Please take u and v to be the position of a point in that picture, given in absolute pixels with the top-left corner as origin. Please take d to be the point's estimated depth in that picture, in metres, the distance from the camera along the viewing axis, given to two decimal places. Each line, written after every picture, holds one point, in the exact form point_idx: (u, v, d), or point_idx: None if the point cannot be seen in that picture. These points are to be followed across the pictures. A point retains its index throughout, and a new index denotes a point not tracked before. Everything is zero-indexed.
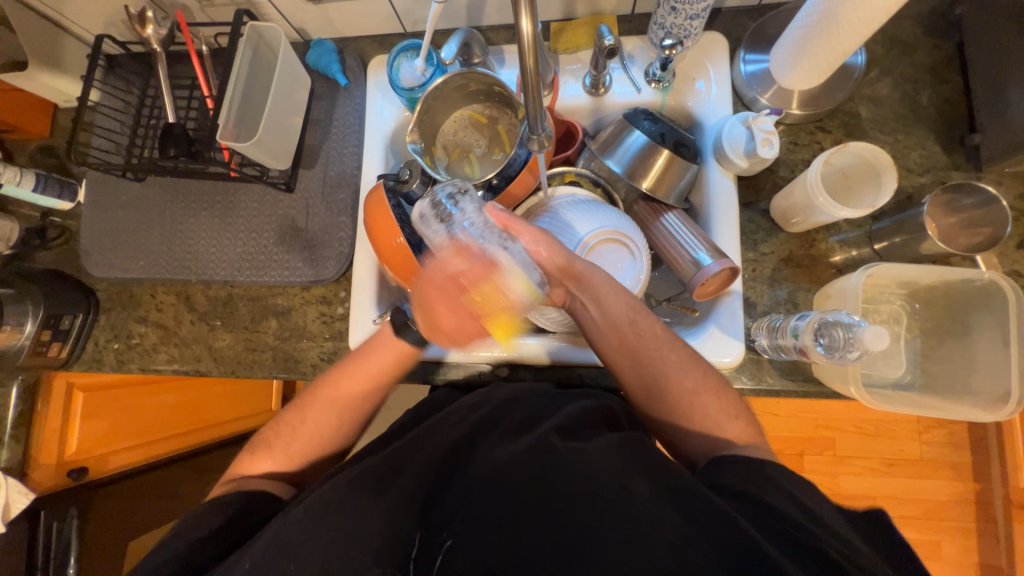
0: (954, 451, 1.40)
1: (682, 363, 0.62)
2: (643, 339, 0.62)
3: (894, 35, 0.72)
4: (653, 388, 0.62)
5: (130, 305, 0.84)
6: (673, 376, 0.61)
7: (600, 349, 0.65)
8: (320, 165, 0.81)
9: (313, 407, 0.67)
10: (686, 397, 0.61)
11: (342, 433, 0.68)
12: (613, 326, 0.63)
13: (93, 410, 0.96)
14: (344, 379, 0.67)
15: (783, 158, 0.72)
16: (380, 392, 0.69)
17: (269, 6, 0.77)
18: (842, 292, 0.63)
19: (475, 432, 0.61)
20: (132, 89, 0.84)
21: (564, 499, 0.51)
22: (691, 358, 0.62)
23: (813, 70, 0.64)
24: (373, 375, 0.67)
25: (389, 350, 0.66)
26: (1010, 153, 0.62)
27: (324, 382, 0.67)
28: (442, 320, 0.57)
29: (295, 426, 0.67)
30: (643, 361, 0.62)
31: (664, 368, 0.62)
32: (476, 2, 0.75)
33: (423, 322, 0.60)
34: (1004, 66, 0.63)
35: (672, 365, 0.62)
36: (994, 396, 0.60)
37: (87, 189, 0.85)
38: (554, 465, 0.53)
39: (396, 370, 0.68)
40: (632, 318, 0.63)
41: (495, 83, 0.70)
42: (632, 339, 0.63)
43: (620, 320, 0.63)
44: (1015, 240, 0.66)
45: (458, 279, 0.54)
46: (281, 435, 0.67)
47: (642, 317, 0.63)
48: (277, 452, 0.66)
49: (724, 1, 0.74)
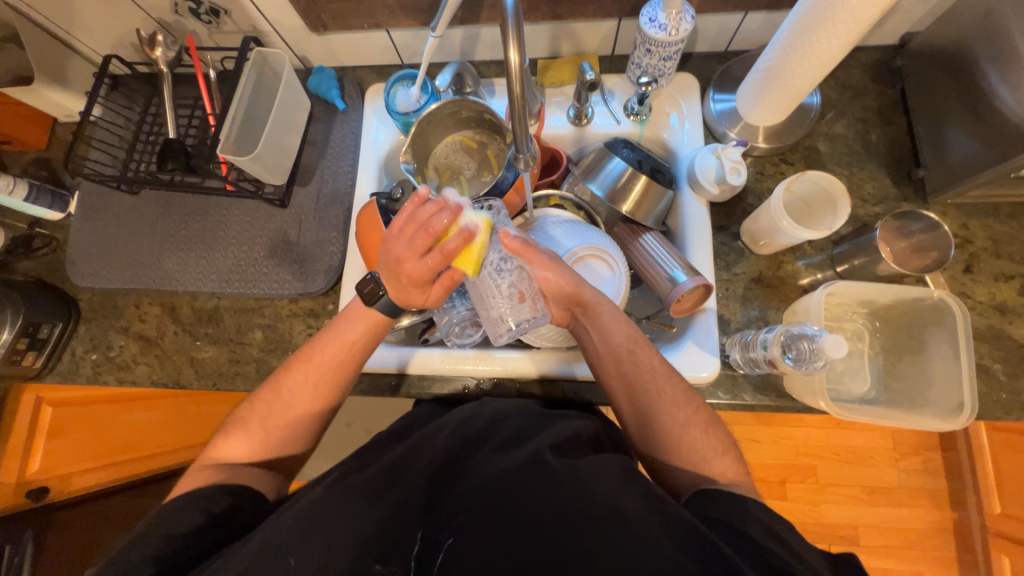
0: (930, 479, 1.42)
1: (676, 397, 0.62)
2: (640, 370, 0.63)
3: (846, 81, 0.80)
4: (646, 424, 0.62)
5: (112, 315, 0.83)
6: (665, 408, 0.61)
7: (599, 376, 0.66)
8: (314, 183, 0.84)
9: (289, 379, 0.65)
10: (675, 426, 0.60)
11: (313, 413, 0.66)
12: (613, 354, 0.64)
13: (65, 427, 0.96)
14: (319, 349, 0.66)
15: (751, 187, 0.78)
16: (358, 364, 0.67)
17: (275, 35, 0.82)
18: (806, 309, 0.68)
19: (465, 446, 0.60)
20: (134, 106, 0.87)
21: (553, 514, 0.50)
22: (685, 393, 0.62)
23: (773, 108, 0.70)
24: (349, 345, 0.66)
25: (369, 324, 0.65)
26: (952, 185, 0.69)
27: (299, 355, 0.66)
28: (405, 265, 0.54)
29: (264, 394, 0.65)
30: (639, 391, 0.63)
31: (657, 400, 0.62)
32: (469, 39, 0.81)
33: (390, 280, 0.58)
34: (939, 111, 0.71)
35: (665, 398, 0.62)
36: (950, 407, 0.64)
37: (79, 201, 0.86)
38: (545, 480, 0.53)
39: (371, 344, 0.67)
40: (632, 344, 0.64)
41: (486, 110, 0.75)
42: (629, 367, 0.64)
43: (619, 349, 0.64)
44: (961, 265, 0.71)
45: (427, 223, 0.52)
46: (255, 411, 0.65)
47: (641, 348, 0.64)
48: (250, 427, 0.64)
49: (694, 47, 0.82)
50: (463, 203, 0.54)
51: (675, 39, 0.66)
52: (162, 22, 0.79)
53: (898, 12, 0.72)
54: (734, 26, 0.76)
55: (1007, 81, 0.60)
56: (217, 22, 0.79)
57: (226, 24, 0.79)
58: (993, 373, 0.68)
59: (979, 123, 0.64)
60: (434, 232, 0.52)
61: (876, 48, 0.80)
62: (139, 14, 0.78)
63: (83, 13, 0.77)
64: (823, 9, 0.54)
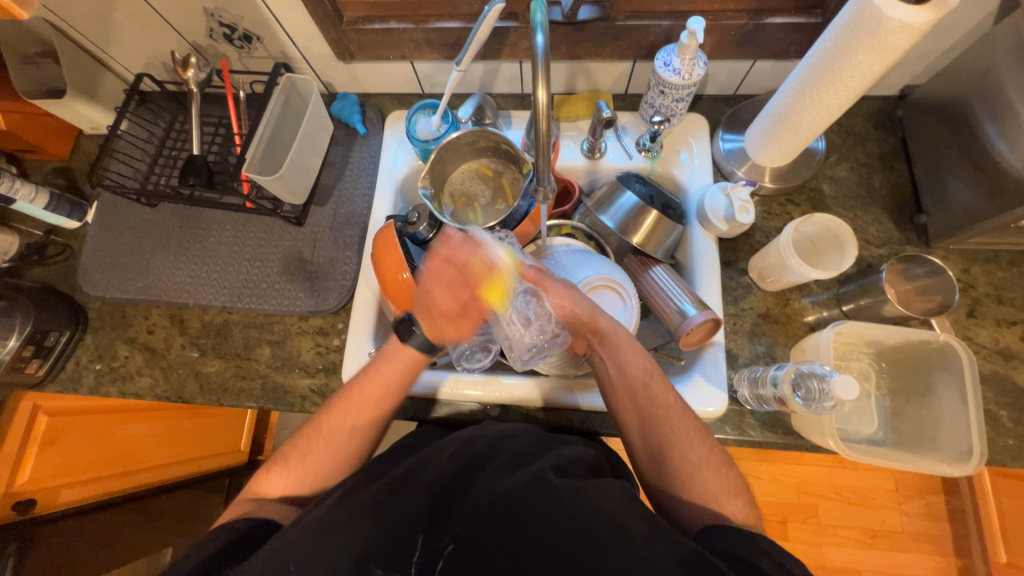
0: (934, 523, 1.39)
1: (690, 436, 0.61)
2: (655, 405, 0.62)
3: (849, 128, 0.83)
4: (658, 458, 0.61)
5: (119, 325, 0.83)
6: (679, 447, 0.60)
7: (612, 406, 0.66)
8: (332, 203, 0.86)
9: (329, 420, 0.65)
10: (688, 466, 0.59)
11: (352, 453, 0.65)
12: (628, 386, 0.64)
13: (57, 437, 0.93)
14: (356, 389, 0.65)
15: (759, 225, 0.80)
16: (391, 406, 0.67)
17: (303, 61, 0.85)
18: (815, 346, 0.68)
19: (470, 465, 0.58)
20: (159, 122, 0.89)
21: (563, 534, 0.48)
22: (698, 432, 0.61)
23: (780, 151, 0.73)
24: (385, 385, 0.66)
25: (403, 363, 0.66)
26: (953, 232, 0.71)
27: (339, 394, 0.66)
28: (438, 300, 0.59)
29: (305, 441, 0.65)
30: (652, 426, 0.62)
31: (670, 437, 0.61)
32: (490, 73, 0.85)
33: (425, 318, 0.62)
34: (939, 161, 0.74)
35: (678, 436, 0.61)
36: (959, 452, 0.64)
37: (97, 211, 0.87)
38: (553, 502, 0.50)
39: (405, 383, 0.67)
40: (648, 379, 0.63)
41: (503, 141, 0.77)
42: (643, 401, 0.63)
43: (635, 383, 0.63)
44: (964, 310, 0.73)
45: (455, 261, 0.59)
46: (295, 450, 0.65)
47: (657, 382, 0.64)
48: (289, 469, 0.64)
49: (705, 89, 0.85)
50: (486, 241, 0.61)
51: (688, 83, 0.69)
52: (196, 45, 0.83)
53: (899, 66, 0.76)
54: (743, 71, 0.80)
55: (1007, 136, 0.62)
56: (249, 47, 0.82)
57: (257, 49, 0.83)
58: (999, 419, 0.68)
59: (979, 174, 0.67)
60: (461, 268, 0.59)
61: (878, 98, 0.84)
62: (175, 37, 0.81)
63: (120, 34, 0.80)
64: (830, 61, 0.58)
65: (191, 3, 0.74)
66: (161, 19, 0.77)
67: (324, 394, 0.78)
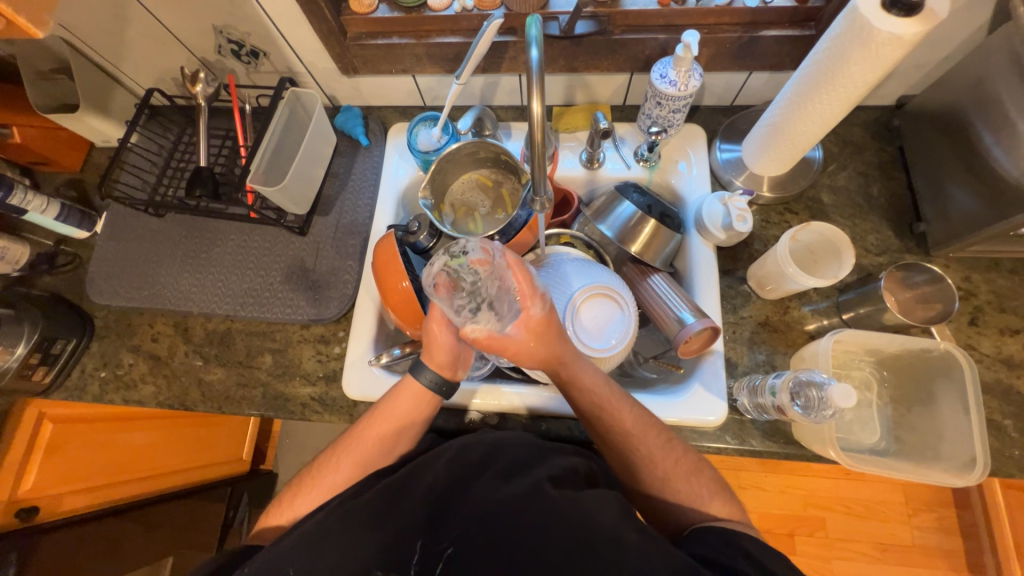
0: (945, 538, 1.36)
1: (654, 454, 0.60)
2: (612, 433, 0.60)
3: (847, 137, 0.84)
4: (628, 472, 0.62)
5: (125, 333, 0.85)
6: (643, 464, 0.60)
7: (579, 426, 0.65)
8: (334, 213, 0.87)
9: (337, 462, 0.63)
10: (655, 480, 0.59)
11: None
12: (582, 413, 0.61)
13: (62, 444, 0.94)
14: (365, 431, 0.63)
15: (757, 234, 0.80)
16: (403, 444, 0.64)
17: (308, 76, 0.87)
18: (814, 354, 0.68)
19: (465, 475, 0.56)
20: (168, 135, 0.92)
21: (561, 546, 0.48)
22: (663, 446, 0.60)
23: (776, 160, 0.74)
24: (399, 423, 0.63)
25: (416, 399, 0.63)
26: (953, 240, 0.71)
27: (348, 436, 0.64)
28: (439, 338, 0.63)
29: (337, 457, 0.64)
30: (616, 450, 0.61)
31: (633, 456, 0.60)
32: (490, 86, 0.87)
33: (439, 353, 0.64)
34: (937, 170, 0.74)
35: (642, 457, 0.60)
36: (963, 462, 0.63)
37: (106, 221, 0.89)
38: (549, 514, 0.50)
39: (422, 419, 0.64)
40: (601, 409, 0.60)
41: (502, 152, 0.78)
42: (601, 426, 0.61)
43: (588, 410, 0.61)
44: (966, 318, 0.72)
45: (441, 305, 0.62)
46: (297, 489, 0.64)
47: (613, 406, 0.60)
48: (291, 501, 0.63)
49: (702, 100, 0.86)
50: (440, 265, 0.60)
51: (684, 94, 0.70)
52: (205, 60, 0.85)
53: (895, 77, 0.77)
54: (739, 83, 0.81)
55: (1003, 144, 0.63)
56: (256, 62, 0.85)
57: (264, 64, 0.85)
58: (1005, 429, 0.67)
59: (978, 182, 0.67)
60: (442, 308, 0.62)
61: (874, 108, 0.84)
62: (184, 53, 0.84)
63: (133, 51, 0.82)
64: (822, 72, 0.58)
65: (201, 21, 0.76)
66: (172, 36, 0.80)
67: (324, 403, 0.78)
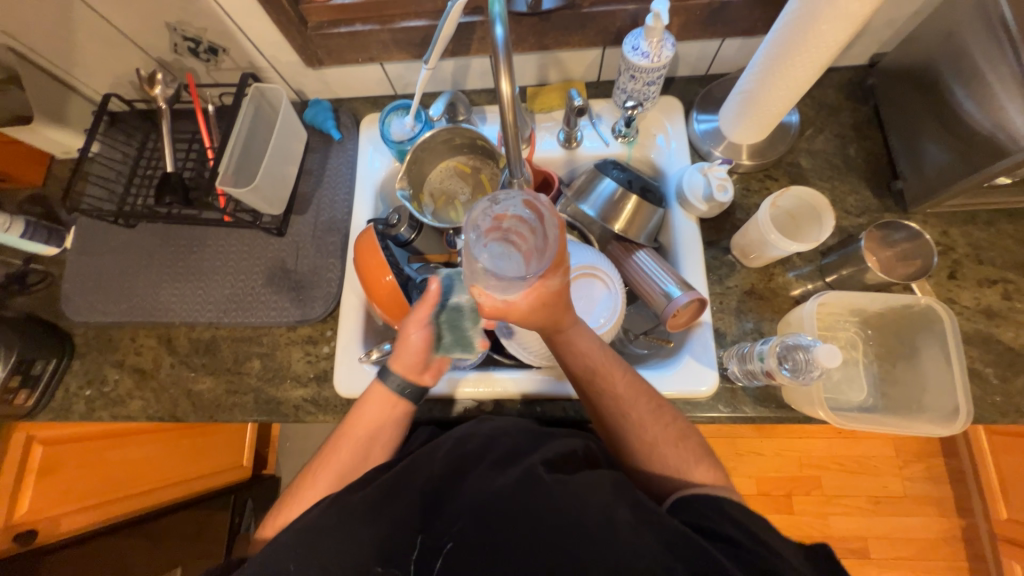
0: (934, 486, 1.41)
1: (643, 420, 0.60)
2: (607, 397, 0.60)
3: (822, 100, 0.83)
4: (617, 439, 0.62)
5: (107, 349, 0.83)
6: (632, 429, 0.60)
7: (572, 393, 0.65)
8: (311, 211, 0.85)
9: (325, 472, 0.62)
10: (644, 447, 0.59)
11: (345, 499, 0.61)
12: (575, 378, 0.62)
13: (56, 466, 0.93)
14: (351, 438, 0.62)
15: (739, 203, 0.80)
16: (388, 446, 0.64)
17: (272, 70, 0.84)
18: (800, 319, 0.69)
19: (461, 467, 0.57)
20: (132, 141, 0.88)
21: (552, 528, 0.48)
22: (653, 413, 0.60)
23: (754, 127, 0.73)
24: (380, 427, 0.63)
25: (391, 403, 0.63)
26: (930, 196, 0.72)
27: (331, 445, 0.63)
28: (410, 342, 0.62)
29: (320, 473, 0.62)
30: (609, 415, 0.61)
31: (623, 422, 0.60)
32: (460, 70, 0.85)
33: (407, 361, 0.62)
34: (912, 126, 0.74)
35: (632, 423, 0.60)
36: (946, 412, 0.64)
37: (75, 236, 0.86)
38: (540, 499, 0.50)
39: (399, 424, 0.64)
40: (594, 374, 0.60)
41: (478, 137, 0.77)
42: (592, 392, 0.61)
43: (580, 376, 0.61)
44: (946, 272, 0.74)
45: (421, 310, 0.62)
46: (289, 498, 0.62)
47: (604, 372, 0.60)
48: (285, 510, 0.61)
49: (676, 71, 0.85)
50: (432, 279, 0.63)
51: (657, 65, 0.69)
52: (162, 60, 0.82)
53: (866, 35, 0.77)
54: (713, 51, 0.80)
55: (974, 96, 0.63)
56: (216, 59, 0.81)
57: (224, 61, 0.82)
58: (986, 376, 0.69)
59: (951, 135, 0.67)
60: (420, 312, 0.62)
61: (848, 69, 0.84)
62: (139, 54, 0.80)
63: (85, 57, 0.79)
64: (792, 36, 0.58)
65: (152, 19, 0.73)
66: (124, 37, 0.76)
67: (318, 403, 0.78)
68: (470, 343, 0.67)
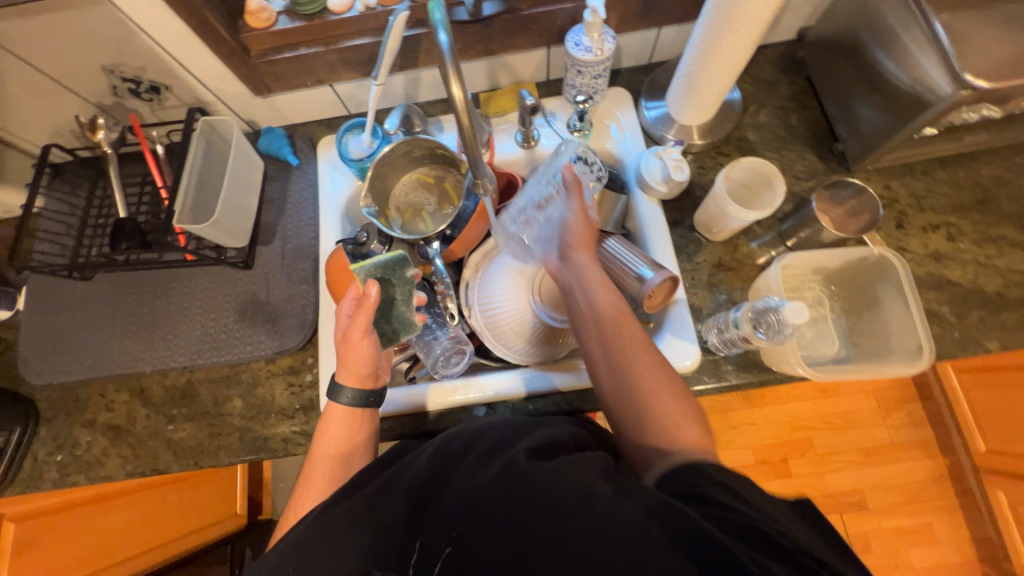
0: (917, 430, 1.47)
1: (657, 370, 0.56)
2: (621, 335, 0.58)
3: (760, 76, 0.88)
4: (621, 391, 0.56)
5: (75, 409, 0.79)
6: (643, 379, 0.55)
7: (579, 336, 0.62)
8: (277, 240, 0.84)
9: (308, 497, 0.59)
10: (650, 404, 0.54)
11: None
12: (596, 317, 0.60)
13: (30, 542, 0.85)
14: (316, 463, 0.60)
15: (697, 181, 0.83)
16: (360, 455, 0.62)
17: (219, 104, 0.83)
18: (767, 283, 0.72)
19: (445, 464, 0.54)
20: (79, 192, 0.85)
21: (549, 514, 0.43)
22: (667, 370, 0.57)
23: (700, 107, 0.76)
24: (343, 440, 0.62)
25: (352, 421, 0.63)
26: (869, 153, 0.76)
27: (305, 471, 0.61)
28: (354, 352, 0.62)
29: (298, 506, 0.59)
30: (616, 357, 0.57)
31: (635, 368, 0.56)
32: (412, 83, 0.85)
33: (351, 369, 0.63)
34: (844, 91, 0.79)
35: (643, 372, 0.56)
36: (913, 350, 0.68)
37: (27, 295, 0.82)
38: (520, 487, 0.46)
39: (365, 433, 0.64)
40: (617, 313, 0.60)
41: (438, 146, 0.77)
42: (608, 331, 0.59)
43: (603, 313, 0.60)
44: (894, 223, 0.78)
45: (362, 317, 0.61)
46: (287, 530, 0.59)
47: (628, 319, 0.60)
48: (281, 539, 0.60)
49: (621, 63, 0.88)
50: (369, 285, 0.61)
51: (601, 58, 0.71)
52: (101, 104, 0.79)
53: (791, 11, 0.81)
54: (652, 40, 0.83)
55: (892, 56, 0.68)
56: (159, 98, 0.80)
57: (168, 99, 0.80)
58: (944, 315, 0.73)
59: (879, 96, 0.72)
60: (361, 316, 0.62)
61: (779, 45, 0.89)
62: (76, 100, 0.78)
63: (17, 110, 0.76)
64: (723, 16, 0.61)
65: (86, 62, 0.71)
66: (57, 85, 0.74)
67: (307, 433, 0.76)
68: (411, 322, 0.69)
